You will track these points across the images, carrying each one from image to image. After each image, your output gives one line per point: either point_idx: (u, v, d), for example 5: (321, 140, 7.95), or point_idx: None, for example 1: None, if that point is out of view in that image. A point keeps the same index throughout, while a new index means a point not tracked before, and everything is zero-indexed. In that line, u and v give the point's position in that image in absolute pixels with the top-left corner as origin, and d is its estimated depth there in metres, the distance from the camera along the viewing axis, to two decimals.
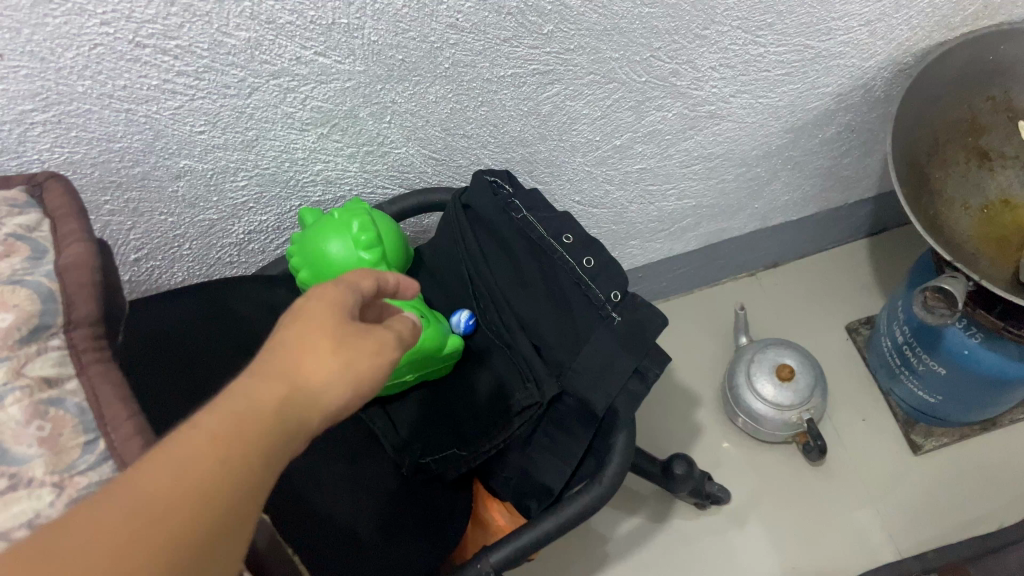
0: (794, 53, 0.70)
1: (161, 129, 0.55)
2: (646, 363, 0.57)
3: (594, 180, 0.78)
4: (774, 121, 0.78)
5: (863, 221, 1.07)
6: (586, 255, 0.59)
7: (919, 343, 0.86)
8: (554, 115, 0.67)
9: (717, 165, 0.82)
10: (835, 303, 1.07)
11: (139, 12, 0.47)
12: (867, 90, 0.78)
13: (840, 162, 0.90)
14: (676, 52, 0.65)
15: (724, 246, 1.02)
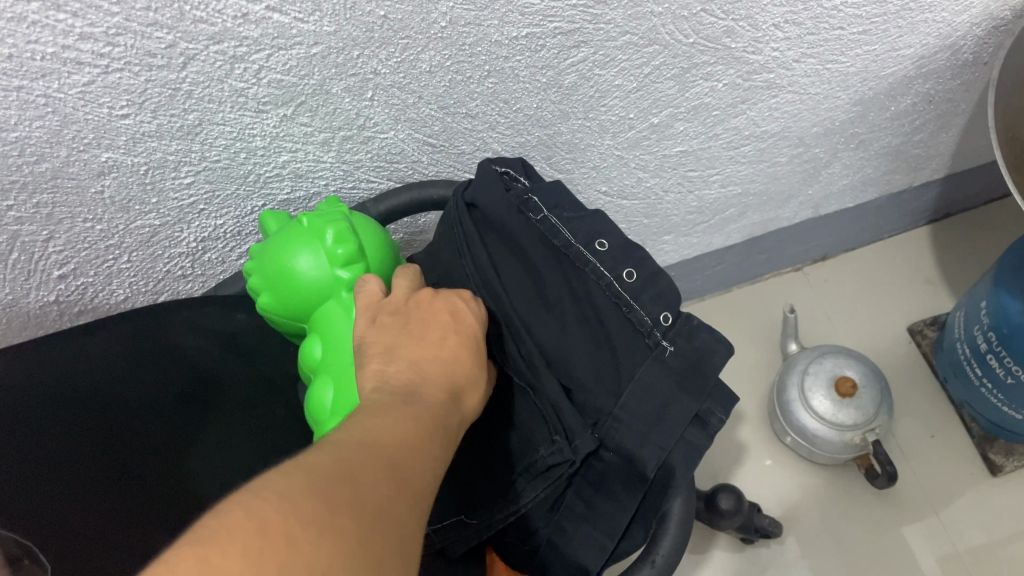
0: (876, 5, 0.56)
1: (69, 112, 0.42)
2: (707, 406, 0.44)
3: (625, 166, 0.65)
4: (841, 91, 0.65)
5: (925, 206, 0.94)
6: (626, 266, 0.46)
7: (1007, 351, 0.73)
8: (578, 88, 0.54)
9: (770, 146, 0.69)
10: (893, 300, 0.94)
11: None
12: (954, 52, 0.65)
13: (909, 140, 0.77)
14: (734, 5, 0.51)
15: (768, 238, 0.88)
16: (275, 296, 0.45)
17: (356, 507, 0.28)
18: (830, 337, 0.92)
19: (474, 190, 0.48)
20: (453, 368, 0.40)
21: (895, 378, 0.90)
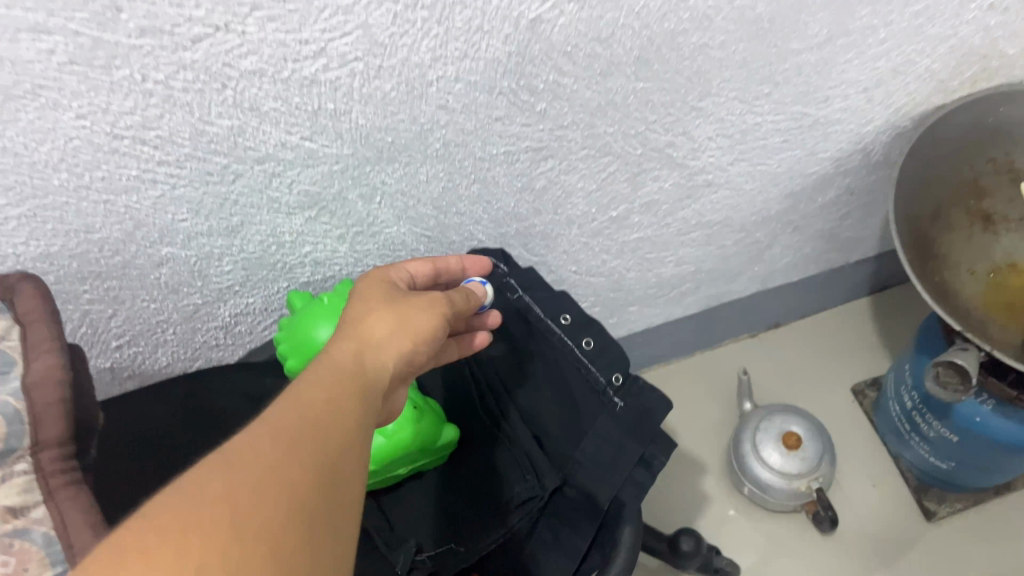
0: (792, 121, 0.68)
1: (141, 218, 0.53)
2: (652, 449, 0.55)
3: (592, 250, 0.76)
4: (773, 187, 0.77)
5: (862, 277, 1.06)
6: (586, 336, 0.58)
7: (928, 408, 0.85)
8: (548, 190, 0.66)
9: (716, 232, 0.81)
10: (840, 363, 1.05)
11: (116, 106, 0.45)
12: (866, 154, 0.77)
13: (840, 224, 0.90)
14: (672, 124, 0.63)
15: (722, 308, 1.00)
16: (300, 360, 0.55)
17: (265, 495, 0.29)
18: (785, 397, 1.03)
19: None
20: (370, 317, 0.42)
21: (843, 434, 1.00)
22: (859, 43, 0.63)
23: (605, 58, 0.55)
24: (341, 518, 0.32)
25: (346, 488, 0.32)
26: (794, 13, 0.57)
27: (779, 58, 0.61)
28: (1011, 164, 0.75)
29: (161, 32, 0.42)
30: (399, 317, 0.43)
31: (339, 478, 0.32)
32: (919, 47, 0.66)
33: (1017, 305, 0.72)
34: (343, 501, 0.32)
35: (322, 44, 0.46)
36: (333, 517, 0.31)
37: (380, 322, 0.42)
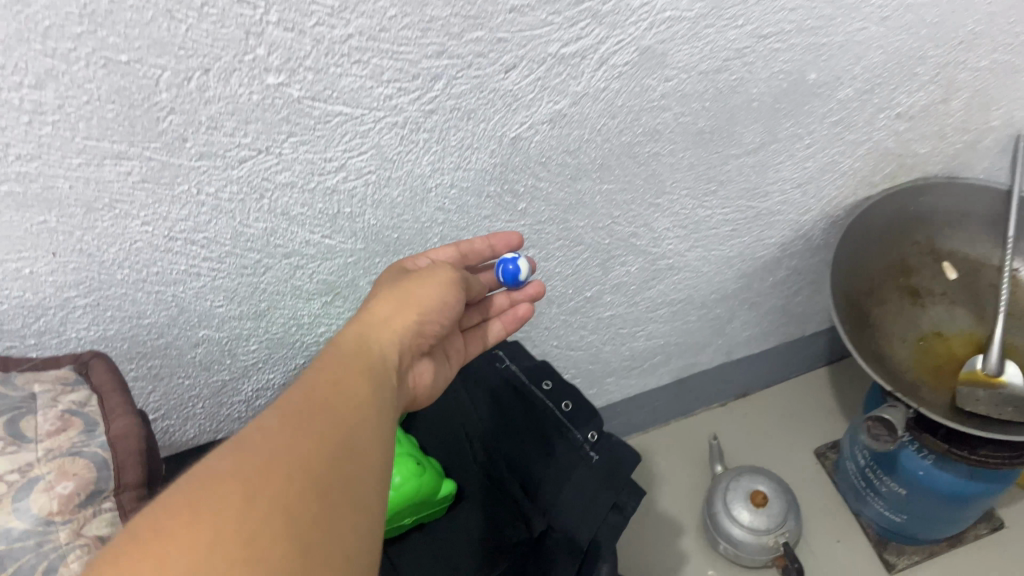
0: (738, 212, 0.80)
1: (185, 305, 0.62)
2: (624, 498, 0.62)
3: (570, 326, 0.86)
4: (728, 268, 0.89)
5: (818, 347, 1.16)
6: (565, 399, 0.68)
7: (878, 465, 0.95)
8: (530, 275, 0.76)
9: (681, 308, 0.92)
10: (801, 428, 1.14)
11: (173, 214, 0.55)
12: (808, 240, 0.91)
13: (792, 300, 1.02)
14: (634, 217, 0.74)
15: (691, 378, 1.10)
16: None
17: (282, 467, 0.35)
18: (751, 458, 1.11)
19: None
20: (379, 304, 0.52)
21: (806, 494, 1.08)
22: (788, 147, 0.75)
23: (574, 165, 0.66)
24: (363, 463, 0.38)
25: (365, 443, 0.39)
26: (730, 125, 0.69)
27: (721, 161, 0.73)
28: (933, 246, 0.88)
29: (216, 156, 0.53)
30: (404, 298, 0.52)
31: (357, 434, 0.39)
32: (840, 151, 0.79)
33: (941, 366, 0.85)
34: (363, 450, 0.39)
35: (342, 161, 0.57)
36: (357, 462, 0.38)
37: (385, 308, 0.52)
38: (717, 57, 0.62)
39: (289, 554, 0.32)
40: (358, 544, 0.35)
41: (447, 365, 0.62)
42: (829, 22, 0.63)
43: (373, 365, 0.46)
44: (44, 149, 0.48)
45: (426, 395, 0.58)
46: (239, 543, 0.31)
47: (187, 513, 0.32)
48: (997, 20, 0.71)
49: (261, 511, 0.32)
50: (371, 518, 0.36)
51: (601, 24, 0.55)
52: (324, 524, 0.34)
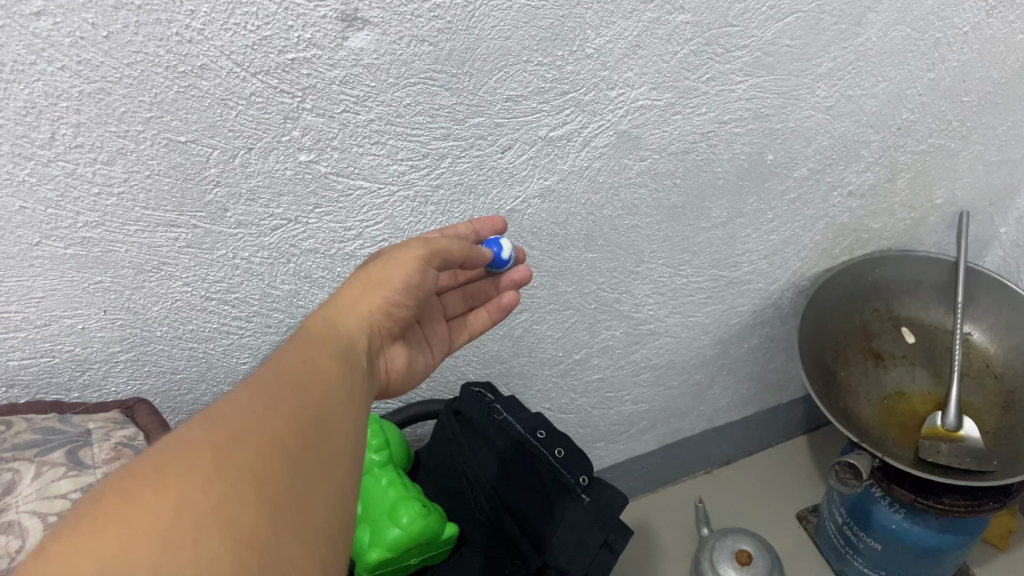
0: (711, 280, 0.89)
1: (214, 361, 0.70)
2: (613, 536, 0.70)
3: (561, 389, 0.94)
4: (705, 334, 0.97)
5: (794, 414, 1.23)
6: (558, 447, 0.74)
7: (855, 521, 0.99)
8: (524, 337, 0.84)
9: (663, 373, 1.00)
10: (782, 492, 1.20)
11: (211, 275, 0.63)
12: (777, 307, 0.99)
13: (767, 366, 1.10)
14: (617, 284, 0.83)
15: (675, 444, 1.16)
16: None
17: (249, 449, 0.33)
18: (734, 519, 1.17)
19: (461, 403, 0.76)
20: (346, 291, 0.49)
21: (790, 556, 1.12)
22: (753, 221, 0.84)
23: (562, 236, 0.74)
24: (336, 438, 0.37)
25: (338, 417, 0.38)
26: (699, 201, 0.78)
27: (692, 233, 0.82)
28: (891, 312, 0.96)
29: (252, 224, 0.61)
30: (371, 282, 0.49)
31: (331, 409, 0.38)
32: (801, 224, 0.88)
33: (907, 422, 0.89)
34: (336, 426, 0.38)
35: (360, 230, 0.65)
36: (329, 437, 0.37)
37: (352, 293, 0.48)
38: (685, 140, 0.71)
39: (259, 530, 0.31)
40: (330, 521, 0.35)
41: (428, 355, 0.58)
42: (780, 110, 0.73)
43: (349, 343, 0.45)
44: (107, 217, 0.56)
45: (402, 382, 0.54)
46: (206, 517, 0.30)
47: (151, 483, 0.31)
48: (930, 109, 0.81)
49: (229, 484, 0.32)
50: (343, 494, 0.36)
51: (584, 111, 0.65)
52: (294, 500, 0.33)
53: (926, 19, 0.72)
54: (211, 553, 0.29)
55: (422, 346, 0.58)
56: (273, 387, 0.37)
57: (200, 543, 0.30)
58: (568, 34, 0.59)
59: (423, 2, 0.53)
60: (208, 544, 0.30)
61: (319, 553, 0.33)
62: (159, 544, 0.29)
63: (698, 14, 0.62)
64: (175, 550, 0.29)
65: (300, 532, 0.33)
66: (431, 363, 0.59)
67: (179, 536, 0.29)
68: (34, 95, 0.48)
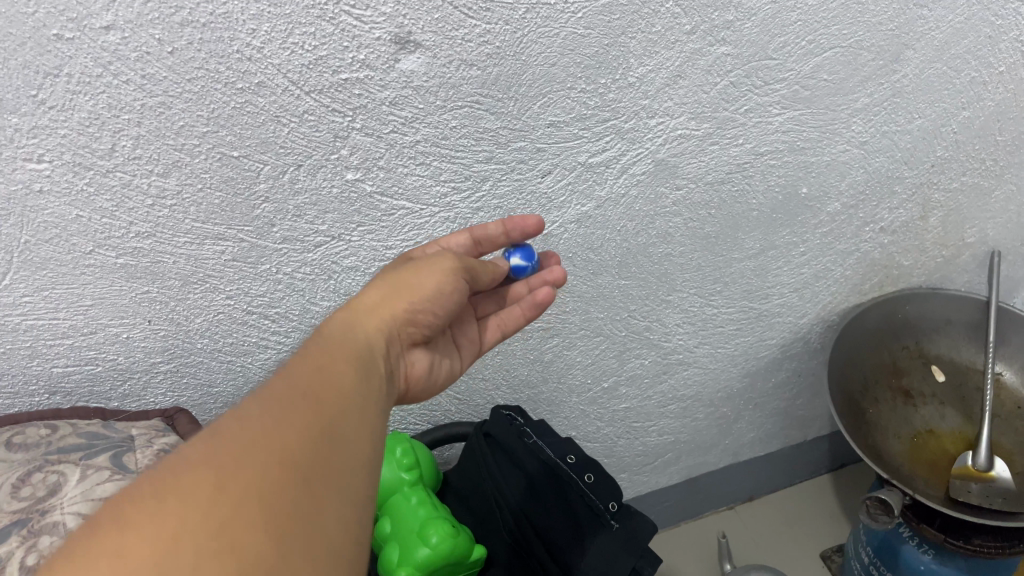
0: (741, 312, 0.90)
1: (251, 374, 0.71)
2: (642, 563, 0.68)
3: (588, 417, 0.95)
4: (733, 366, 0.98)
5: (819, 452, 1.23)
6: (588, 472, 0.73)
7: (882, 561, 0.98)
8: (554, 362, 0.85)
9: (689, 405, 1.00)
10: (806, 529, 1.19)
11: (254, 289, 0.64)
12: (806, 342, 0.99)
13: (793, 402, 1.10)
14: (648, 312, 0.84)
15: (699, 478, 1.16)
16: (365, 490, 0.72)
17: (257, 456, 0.32)
18: (758, 556, 1.15)
19: (491, 425, 0.77)
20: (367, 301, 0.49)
21: None
22: (785, 254, 0.85)
23: (596, 262, 0.75)
24: (346, 452, 0.35)
25: (348, 436, 0.36)
26: (733, 231, 0.79)
27: (725, 264, 0.82)
28: (921, 350, 0.95)
29: (296, 240, 0.62)
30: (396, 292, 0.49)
31: (340, 427, 0.36)
32: (832, 259, 0.88)
33: (936, 460, 0.88)
34: (346, 445, 0.36)
35: (401, 250, 0.66)
36: (339, 457, 0.35)
37: (372, 304, 0.48)
38: (721, 170, 0.72)
39: (268, 551, 0.29)
40: (344, 544, 0.32)
41: (456, 358, 0.59)
42: (816, 144, 0.74)
43: (361, 357, 0.43)
44: (158, 228, 0.57)
45: (426, 389, 0.55)
46: (211, 538, 0.28)
47: (151, 508, 0.29)
48: (964, 147, 0.82)
49: (233, 506, 0.29)
50: (356, 516, 0.34)
51: (623, 139, 0.66)
52: (305, 520, 0.31)
53: (962, 57, 0.73)
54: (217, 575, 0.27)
55: (450, 350, 0.59)
56: (283, 397, 0.36)
57: (203, 564, 0.27)
58: (612, 62, 0.60)
59: (473, 27, 0.54)
60: (213, 565, 0.27)
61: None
62: (161, 551, 0.27)
63: (738, 46, 0.63)
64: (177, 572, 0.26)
65: (312, 554, 0.30)
66: (459, 365, 0.60)
67: (180, 558, 0.27)
68: (98, 107, 0.49)
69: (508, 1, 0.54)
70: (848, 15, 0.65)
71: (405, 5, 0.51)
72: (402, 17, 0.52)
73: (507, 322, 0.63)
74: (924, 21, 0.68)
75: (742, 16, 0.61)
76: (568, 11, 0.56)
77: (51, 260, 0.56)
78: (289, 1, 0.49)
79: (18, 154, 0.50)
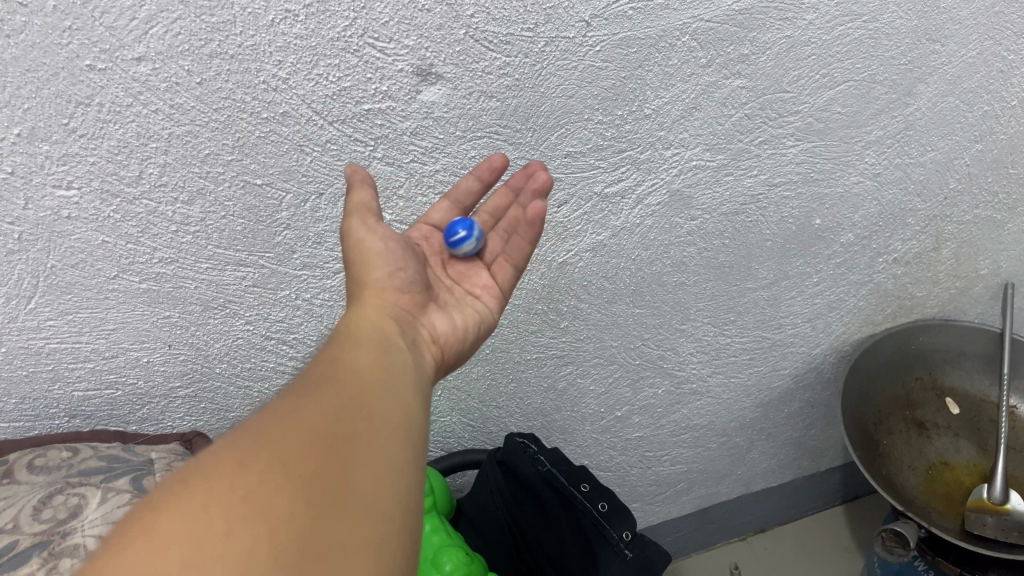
0: (755, 341, 0.90)
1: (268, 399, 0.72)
2: None
3: (601, 445, 0.96)
4: (745, 396, 0.98)
5: (832, 484, 1.22)
6: (602, 499, 0.72)
7: None
8: (567, 389, 0.86)
9: (702, 434, 1.01)
10: (818, 559, 1.18)
11: (273, 315, 0.65)
12: (819, 372, 0.99)
13: (807, 433, 1.09)
14: (662, 341, 0.85)
15: (711, 508, 1.15)
16: None
17: (273, 442, 0.32)
18: None
19: (505, 451, 0.76)
20: (349, 290, 0.48)
21: None
22: (798, 284, 0.85)
23: (611, 290, 0.76)
24: (373, 427, 0.36)
25: (378, 411, 0.37)
26: (747, 261, 0.79)
27: (739, 294, 0.83)
28: (935, 382, 0.95)
29: (316, 267, 0.63)
30: (361, 264, 0.48)
31: (367, 405, 0.37)
32: (846, 289, 0.88)
33: (951, 493, 0.88)
34: (378, 419, 0.36)
35: None
36: (366, 431, 0.35)
37: (365, 287, 0.48)
38: (735, 201, 0.73)
39: (298, 514, 0.29)
40: (385, 505, 0.32)
41: (479, 306, 0.55)
42: (830, 175, 0.74)
43: (382, 340, 0.43)
44: (181, 255, 0.58)
45: (462, 346, 0.51)
46: (240, 509, 0.29)
47: (175, 499, 0.29)
48: (977, 179, 0.82)
49: (261, 479, 0.30)
50: (396, 480, 0.34)
51: (639, 169, 0.66)
52: (337, 485, 0.31)
53: (975, 91, 0.73)
54: (247, 540, 0.28)
55: (468, 303, 0.55)
56: (298, 391, 0.36)
57: (233, 531, 0.28)
58: (628, 94, 0.61)
59: (493, 60, 0.56)
60: (242, 532, 0.28)
61: (373, 537, 0.31)
62: (185, 536, 0.28)
63: (753, 80, 0.64)
64: (206, 542, 0.28)
65: (347, 514, 0.30)
66: (489, 313, 0.55)
67: (211, 528, 0.28)
68: (127, 136, 0.50)
69: (527, 35, 0.55)
70: (862, 49, 0.66)
71: (427, 38, 0.53)
72: (424, 49, 0.53)
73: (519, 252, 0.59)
74: (937, 55, 0.69)
75: (757, 50, 0.62)
76: (587, 45, 0.57)
77: (76, 284, 0.57)
78: (315, 34, 0.50)
79: (48, 180, 0.51)
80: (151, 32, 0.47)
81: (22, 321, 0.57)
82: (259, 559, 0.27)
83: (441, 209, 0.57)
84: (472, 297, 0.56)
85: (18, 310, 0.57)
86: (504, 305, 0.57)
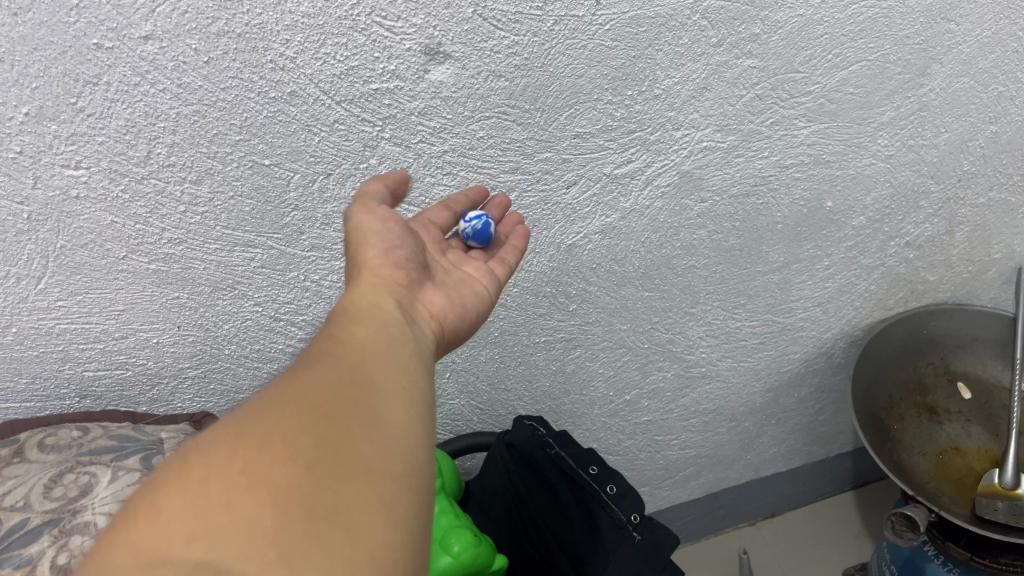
0: (764, 325, 0.90)
1: None
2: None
3: (610, 429, 0.96)
4: (755, 380, 0.98)
5: (842, 470, 1.22)
6: (609, 482, 0.72)
7: None
8: (575, 373, 0.86)
9: (711, 418, 1.01)
10: (827, 544, 1.18)
11: (282, 296, 0.65)
12: (829, 357, 0.99)
13: (817, 418, 1.09)
14: (671, 325, 0.84)
15: (720, 493, 1.15)
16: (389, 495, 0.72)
17: (268, 417, 0.32)
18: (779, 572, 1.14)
19: (512, 434, 0.78)
20: (348, 271, 0.48)
21: None
22: (809, 268, 0.85)
23: (620, 273, 0.76)
24: (374, 395, 0.35)
25: (378, 377, 0.37)
26: (757, 244, 0.79)
27: (749, 277, 0.82)
28: (946, 366, 0.94)
29: (324, 249, 0.63)
30: (357, 245, 0.48)
31: (366, 375, 0.37)
32: (857, 272, 0.88)
33: (962, 478, 0.87)
34: (378, 385, 0.36)
35: None
36: (368, 400, 0.35)
37: (364, 263, 0.47)
38: (746, 183, 0.72)
39: (300, 478, 0.30)
40: (388, 464, 0.32)
41: (481, 286, 0.54)
42: (842, 157, 0.74)
43: (380, 311, 0.43)
44: (189, 235, 0.58)
45: (462, 323, 0.50)
46: (241, 480, 0.29)
47: (175, 479, 0.30)
48: (991, 161, 0.81)
49: (259, 453, 0.30)
50: (399, 442, 0.34)
51: (649, 150, 0.66)
52: (338, 449, 0.31)
53: (990, 72, 0.72)
54: (249, 510, 0.28)
55: (471, 283, 0.54)
56: (293, 369, 0.36)
57: (233, 504, 0.28)
58: (638, 74, 0.61)
59: (502, 39, 0.55)
60: (243, 504, 0.28)
61: (382, 498, 0.31)
62: (188, 516, 0.28)
63: (765, 59, 0.63)
64: (208, 517, 0.28)
65: (352, 475, 0.31)
66: (489, 294, 0.55)
67: (212, 504, 0.28)
68: (134, 115, 0.50)
69: (536, 13, 0.55)
70: (875, 28, 0.65)
71: (435, 17, 0.52)
72: (432, 28, 0.53)
73: (509, 254, 0.59)
74: (951, 34, 0.68)
75: (769, 29, 0.61)
76: (596, 23, 0.57)
77: (85, 265, 0.57)
78: (323, 13, 0.50)
79: (56, 160, 0.51)
80: (159, 10, 0.46)
81: (33, 301, 0.58)
82: (262, 530, 0.28)
83: (436, 210, 0.58)
84: (471, 278, 0.55)
85: (29, 290, 0.57)
86: (501, 294, 0.56)
